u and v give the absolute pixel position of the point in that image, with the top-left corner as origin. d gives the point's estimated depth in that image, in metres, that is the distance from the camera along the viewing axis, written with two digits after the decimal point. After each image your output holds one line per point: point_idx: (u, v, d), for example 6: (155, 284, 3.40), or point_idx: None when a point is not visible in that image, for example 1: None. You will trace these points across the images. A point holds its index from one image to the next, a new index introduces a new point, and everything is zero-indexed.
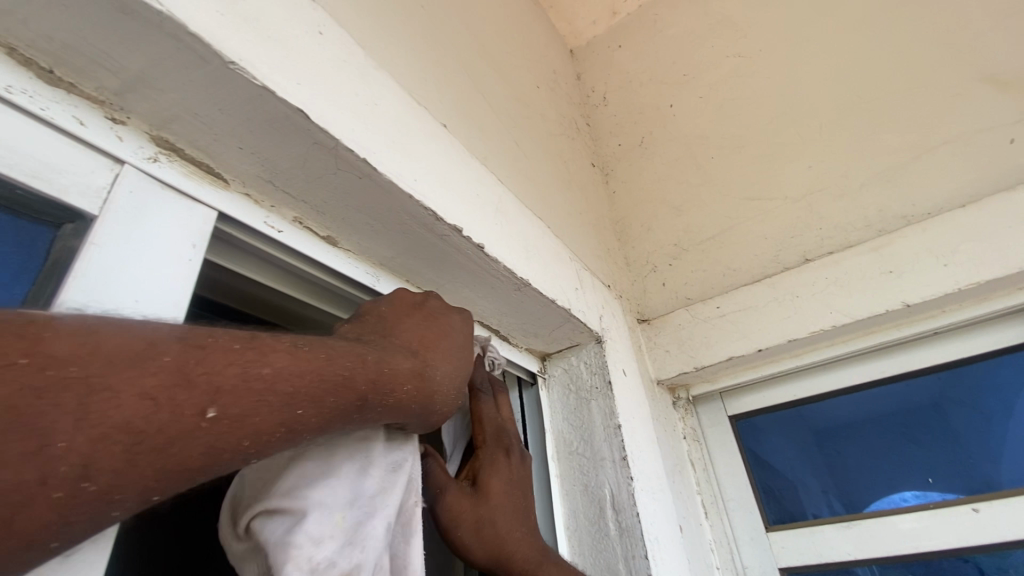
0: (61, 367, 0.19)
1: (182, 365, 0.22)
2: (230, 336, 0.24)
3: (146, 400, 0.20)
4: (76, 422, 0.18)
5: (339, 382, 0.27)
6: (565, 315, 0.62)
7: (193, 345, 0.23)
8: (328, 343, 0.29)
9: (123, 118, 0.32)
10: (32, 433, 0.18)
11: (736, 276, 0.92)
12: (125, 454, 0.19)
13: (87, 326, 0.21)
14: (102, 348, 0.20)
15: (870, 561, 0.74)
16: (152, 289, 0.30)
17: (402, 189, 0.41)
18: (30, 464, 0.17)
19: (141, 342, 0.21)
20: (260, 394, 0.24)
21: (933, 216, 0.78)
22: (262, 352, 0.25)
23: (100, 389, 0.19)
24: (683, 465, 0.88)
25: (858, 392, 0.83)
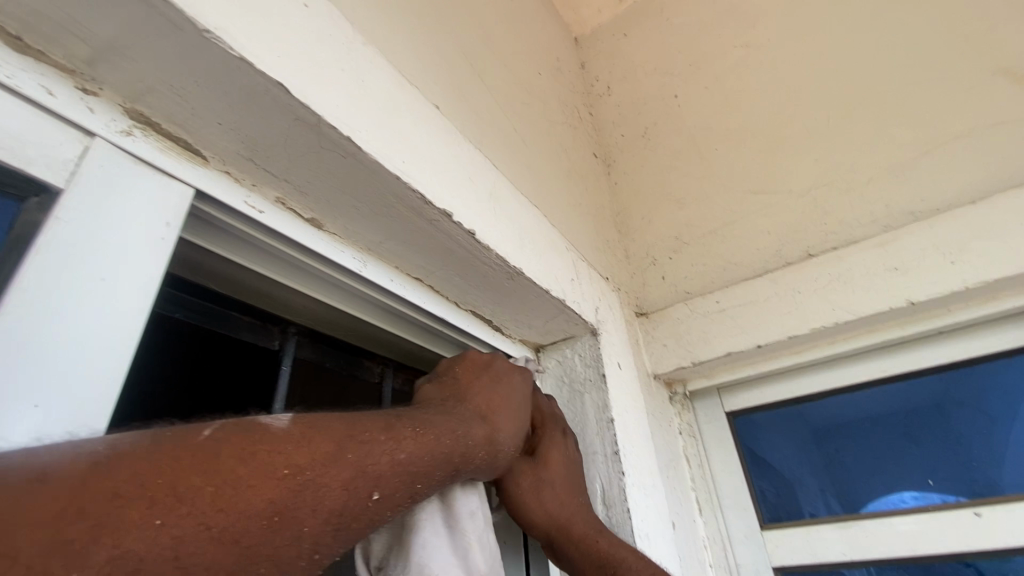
0: (287, 467, 0.28)
1: (357, 458, 0.31)
2: (374, 427, 0.34)
3: (342, 489, 0.29)
4: (308, 512, 0.27)
5: (443, 457, 0.37)
6: (559, 306, 0.61)
7: (359, 440, 0.32)
8: (431, 423, 0.38)
9: (95, 89, 0.31)
10: (270, 523, 0.25)
11: (737, 271, 0.90)
12: (334, 530, 0.28)
13: (280, 433, 0.29)
14: (303, 447, 0.29)
15: (867, 562, 0.73)
16: (94, 320, 0.27)
17: (390, 171, 0.39)
18: (282, 545, 0.26)
19: (330, 445, 0.30)
20: (401, 474, 0.33)
21: (941, 213, 0.76)
22: (397, 440, 0.34)
23: (319, 483, 0.28)
24: (678, 461, 0.87)
25: (858, 391, 0.81)
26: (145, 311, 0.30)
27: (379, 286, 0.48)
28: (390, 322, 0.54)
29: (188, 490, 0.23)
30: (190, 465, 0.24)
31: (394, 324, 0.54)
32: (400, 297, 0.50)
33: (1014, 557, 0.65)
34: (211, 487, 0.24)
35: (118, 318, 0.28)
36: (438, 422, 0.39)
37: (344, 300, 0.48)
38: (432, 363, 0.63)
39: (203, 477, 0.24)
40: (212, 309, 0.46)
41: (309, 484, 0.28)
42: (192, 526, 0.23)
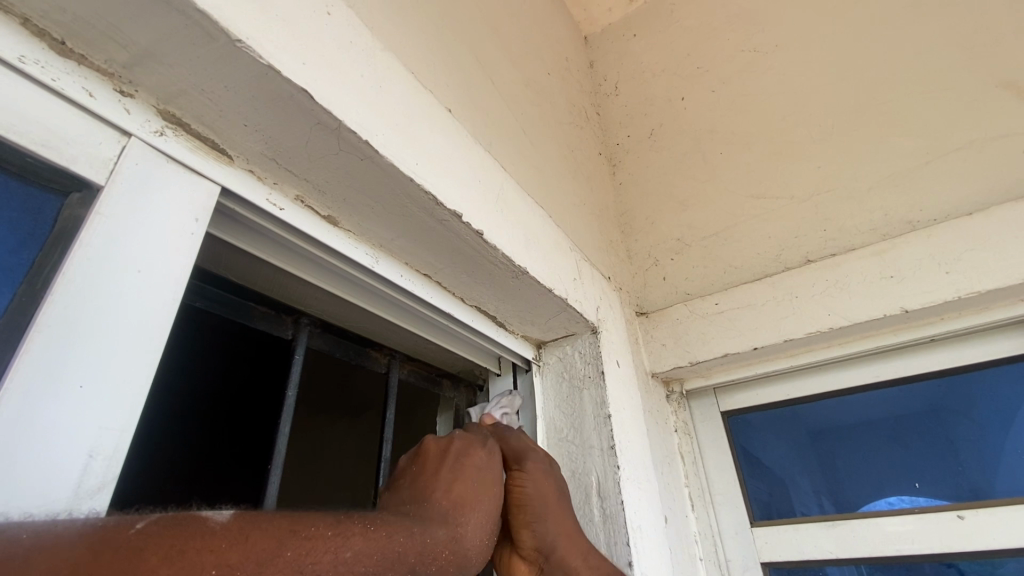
0: (215, 566, 0.25)
1: (297, 559, 0.28)
2: (322, 522, 0.31)
3: None
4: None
5: (399, 554, 0.34)
6: (562, 305, 0.63)
7: (303, 537, 0.29)
8: (388, 520, 0.36)
9: (131, 91, 0.33)
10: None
11: (736, 274, 0.92)
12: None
13: (216, 529, 0.26)
14: (239, 546, 0.26)
15: (858, 561, 0.75)
16: (129, 314, 0.29)
17: (404, 173, 0.41)
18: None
19: (269, 541, 0.28)
20: (345, 574, 0.30)
21: (937, 223, 0.77)
22: (344, 537, 0.31)
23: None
24: (673, 458, 0.89)
25: (850, 394, 0.83)
26: (177, 301, 0.32)
27: (389, 282, 0.50)
28: (398, 316, 0.56)
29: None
30: (103, 562, 0.22)
31: (402, 317, 0.57)
32: (409, 292, 0.52)
33: (996, 561, 0.67)
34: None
35: (154, 307, 0.30)
36: (397, 520, 0.37)
37: (354, 292, 0.51)
38: (436, 354, 0.66)
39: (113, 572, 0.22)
40: (231, 299, 0.49)
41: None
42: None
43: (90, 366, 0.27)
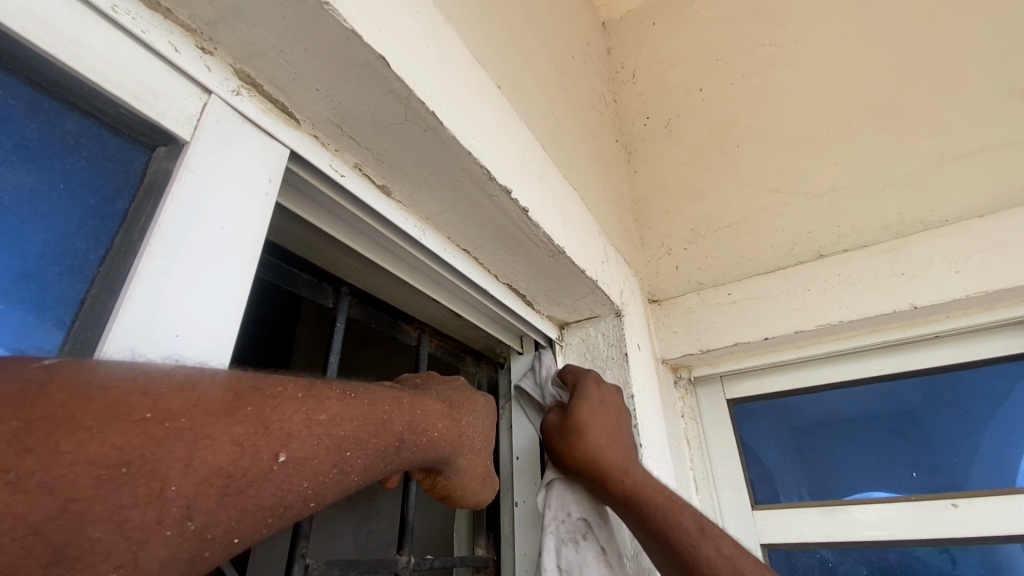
0: (151, 411, 0.22)
1: (260, 414, 0.26)
2: (292, 385, 0.29)
3: (233, 445, 0.24)
4: (177, 467, 0.22)
5: (381, 423, 0.33)
6: (591, 286, 0.64)
7: (268, 394, 0.27)
8: (369, 390, 0.34)
9: (211, 49, 0.33)
10: (106, 480, 0.20)
11: (750, 266, 0.94)
12: (215, 496, 0.23)
13: (160, 375, 0.23)
14: (189, 393, 0.23)
15: (824, 546, 0.80)
16: (218, 262, 0.30)
17: (463, 145, 0.42)
18: (128, 507, 0.20)
19: (223, 392, 0.25)
20: (319, 436, 0.28)
21: (950, 224, 0.80)
22: (319, 399, 0.29)
23: (195, 435, 0.23)
24: (679, 441, 0.91)
25: (855, 386, 0.86)
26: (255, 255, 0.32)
27: (434, 255, 0.51)
28: (435, 289, 0.57)
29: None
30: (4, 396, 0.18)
31: (439, 290, 0.57)
32: (451, 266, 0.53)
33: (987, 547, 0.71)
34: (25, 430, 0.18)
35: (236, 259, 0.31)
36: (380, 390, 0.35)
37: (397, 262, 0.51)
38: (463, 329, 0.67)
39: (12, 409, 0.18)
40: (277, 264, 0.49)
41: (183, 434, 0.22)
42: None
43: (187, 312, 0.27)
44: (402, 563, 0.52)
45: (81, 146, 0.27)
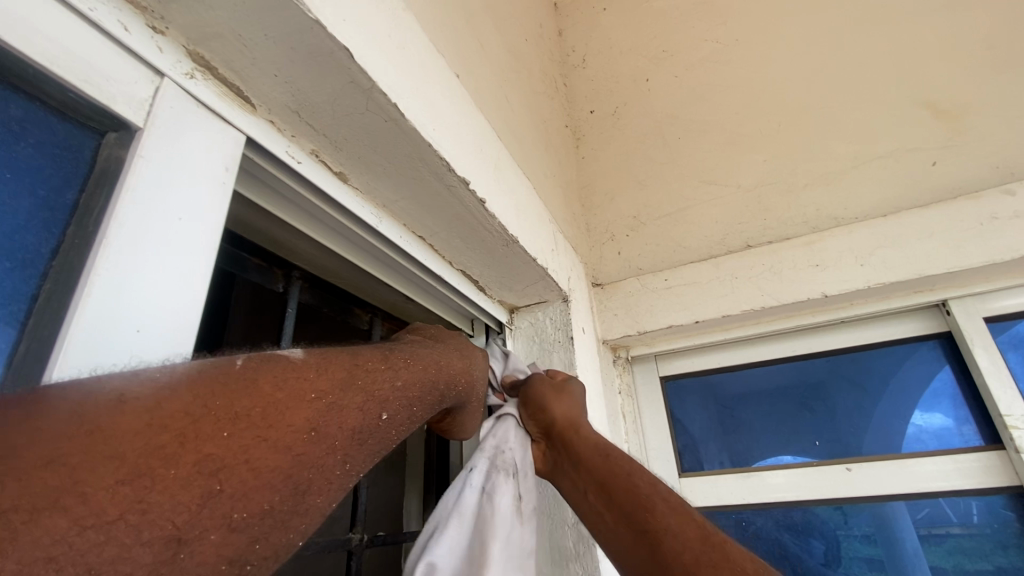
0: (313, 393, 0.30)
1: (365, 386, 0.34)
2: (372, 357, 0.37)
3: (356, 410, 0.32)
4: (334, 429, 0.30)
5: (429, 386, 0.42)
6: (542, 273, 0.67)
7: (366, 368, 0.35)
8: (420, 356, 0.43)
9: (163, 28, 0.31)
10: (307, 441, 0.28)
11: (686, 254, 1.00)
12: (357, 446, 0.32)
13: (300, 361, 0.31)
14: (325, 375, 0.31)
15: (732, 509, 0.90)
16: (191, 263, 0.30)
17: (424, 138, 0.42)
18: (320, 458, 0.29)
19: (342, 371, 0.33)
20: (400, 398, 0.37)
21: (858, 222, 0.89)
22: (393, 370, 0.38)
23: (339, 406, 0.31)
24: (617, 416, 0.98)
25: (771, 365, 0.96)
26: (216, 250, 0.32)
27: (389, 241, 0.51)
28: (388, 274, 0.57)
29: (243, 413, 0.26)
30: (238, 390, 0.26)
31: (394, 277, 0.58)
32: (406, 252, 0.53)
33: (872, 504, 0.82)
34: (260, 412, 0.27)
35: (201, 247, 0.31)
36: (425, 354, 0.44)
37: (352, 250, 0.51)
38: (415, 312, 0.67)
39: (249, 399, 0.26)
40: (226, 249, 0.48)
41: (333, 406, 0.30)
42: (253, 439, 0.26)
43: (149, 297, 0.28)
44: (355, 542, 0.54)
45: (27, 133, 0.26)
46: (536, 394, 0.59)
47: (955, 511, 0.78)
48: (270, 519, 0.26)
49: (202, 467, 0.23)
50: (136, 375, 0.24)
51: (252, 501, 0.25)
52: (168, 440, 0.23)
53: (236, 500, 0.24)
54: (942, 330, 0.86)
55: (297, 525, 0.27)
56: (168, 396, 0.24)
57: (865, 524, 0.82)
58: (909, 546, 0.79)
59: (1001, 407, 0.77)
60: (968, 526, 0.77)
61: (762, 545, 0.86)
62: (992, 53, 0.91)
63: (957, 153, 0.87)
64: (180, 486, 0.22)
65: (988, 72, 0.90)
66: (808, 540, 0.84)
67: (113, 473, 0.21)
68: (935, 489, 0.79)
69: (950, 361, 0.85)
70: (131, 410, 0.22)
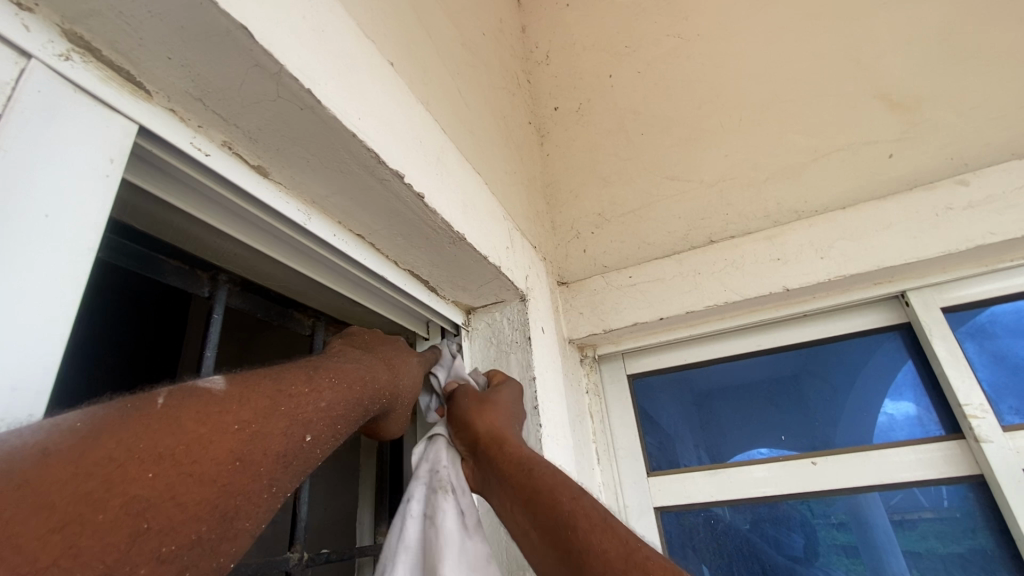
0: (236, 424, 0.32)
1: (289, 409, 0.36)
2: (298, 378, 0.39)
3: (281, 434, 0.34)
4: (260, 455, 0.32)
5: (361, 401, 0.44)
6: (495, 272, 0.65)
7: (291, 392, 0.37)
8: (349, 369, 0.44)
9: (30, 5, 0.28)
10: (233, 470, 0.30)
11: (649, 250, 0.99)
12: (282, 468, 0.34)
13: (221, 394, 0.33)
14: (246, 405, 0.33)
15: (700, 506, 0.88)
16: (63, 271, 0.27)
17: (347, 127, 0.39)
18: (246, 485, 0.31)
19: (265, 399, 0.35)
20: (327, 417, 0.39)
21: (818, 214, 0.89)
22: (320, 390, 0.39)
23: (261, 433, 0.33)
24: (584, 416, 0.96)
25: (737, 361, 0.95)
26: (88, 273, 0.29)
27: (322, 241, 0.48)
28: (325, 276, 0.53)
29: (167, 452, 0.28)
30: (160, 431, 0.28)
31: (333, 279, 0.54)
32: (343, 253, 0.50)
33: (839, 497, 0.81)
34: (183, 450, 0.29)
35: (74, 272, 0.28)
36: (354, 367, 0.45)
37: (282, 251, 0.48)
38: (362, 316, 0.64)
39: (173, 438, 0.28)
40: (139, 252, 0.44)
41: (255, 436, 0.33)
42: (178, 475, 0.28)
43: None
44: (292, 562, 0.51)
45: None
46: (462, 410, 0.59)
47: (925, 495, 0.77)
48: (198, 547, 0.28)
49: (129, 509, 0.25)
50: (56, 424, 0.25)
51: (180, 534, 0.27)
52: (94, 486, 0.25)
53: (165, 534, 0.26)
54: (901, 322, 0.86)
55: (228, 549, 0.29)
56: (92, 443, 0.26)
57: (832, 514, 0.81)
58: (882, 534, 0.78)
59: (959, 397, 0.77)
60: (937, 510, 0.76)
61: (731, 542, 0.85)
62: (944, 45, 0.92)
63: (912, 145, 0.87)
64: (108, 530, 0.24)
65: (942, 64, 0.90)
66: (787, 532, 0.83)
67: (44, 522, 0.22)
68: (908, 475, 0.78)
69: (910, 352, 0.85)
70: (52, 460, 0.24)
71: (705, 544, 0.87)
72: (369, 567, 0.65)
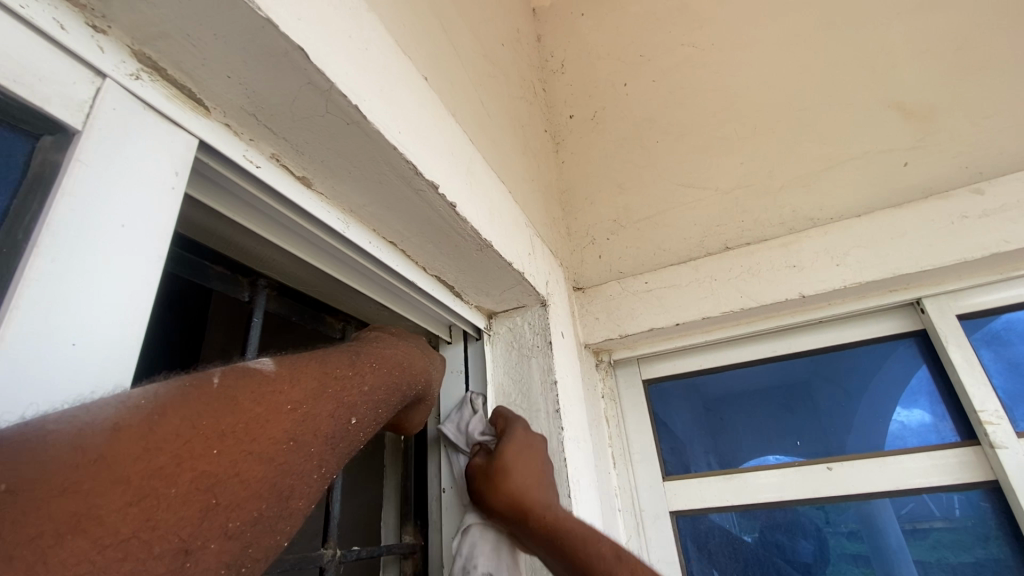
0: (290, 404, 0.32)
1: (334, 393, 0.37)
2: (339, 363, 0.40)
3: (328, 416, 0.35)
4: (311, 436, 0.33)
5: (395, 388, 0.45)
6: (518, 278, 0.66)
7: (334, 376, 0.38)
8: (384, 357, 0.45)
9: (104, 27, 0.30)
10: (289, 450, 0.31)
11: (664, 257, 1.00)
12: (330, 450, 0.35)
13: (272, 375, 0.33)
14: (297, 387, 0.34)
15: (715, 510, 0.89)
16: (136, 276, 0.29)
17: (388, 140, 0.41)
18: (300, 465, 0.31)
19: (312, 381, 0.35)
20: (366, 401, 0.40)
21: (833, 222, 0.90)
22: (359, 376, 0.40)
23: (312, 414, 0.33)
24: (600, 420, 0.97)
25: (752, 367, 0.96)
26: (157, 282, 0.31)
27: (358, 248, 0.49)
28: (358, 280, 0.55)
29: (229, 430, 0.28)
30: (220, 408, 0.28)
31: (365, 284, 0.56)
32: (377, 258, 0.52)
33: (854, 503, 0.82)
34: (243, 428, 0.29)
35: (146, 276, 0.30)
36: (388, 354, 0.46)
37: (320, 257, 0.50)
38: (389, 320, 0.66)
39: (233, 416, 0.29)
40: (187, 257, 0.46)
41: (307, 415, 0.33)
42: (240, 453, 0.28)
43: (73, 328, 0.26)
44: (326, 558, 0.52)
45: None
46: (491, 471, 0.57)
47: (937, 505, 0.78)
48: (260, 524, 0.28)
49: (198, 484, 0.25)
50: (123, 402, 0.25)
51: (245, 510, 0.27)
52: (165, 461, 0.25)
53: (231, 509, 0.27)
54: (916, 328, 0.87)
55: (284, 527, 0.30)
56: (160, 419, 0.26)
57: (842, 523, 0.82)
58: (893, 541, 0.79)
59: (975, 403, 0.78)
60: (950, 520, 0.77)
61: (746, 547, 0.86)
62: (958, 55, 0.93)
63: (927, 154, 0.88)
64: (181, 503, 0.24)
65: (957, 74, 0.91)
66: (800, 539, 0.83)
67: (121, 495, 0.23)
68: (917, 482, 0.79)
69: (925, 359, 0.86)
70: (124, 436, 0.24)
71: (720, 549, 0.87)
72: (395, 565, 0.66)
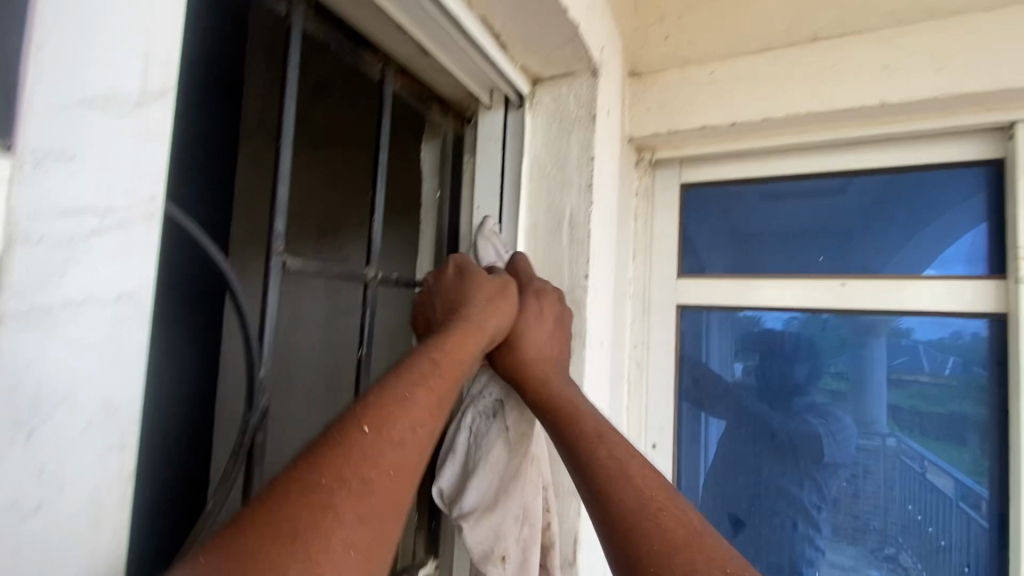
0: (365, 438, 0.36)
1: (406, 403, 0.40)
2: (405, 373, 0.43)
3: (405, 426, 0.39)
4: (394, 450, 0.37)
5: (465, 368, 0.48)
6: (571, 34, 0.60)
7: (403, 385, 0.41)
8: (447, 348, 0.48)
9: None
10: (366, 471, 0.34)
11: (739, 44, 0.88)
12: (417, 455, 0.39)
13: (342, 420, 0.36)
14: (371, 419, 0.37)
15: (715, 308, 0.97)
16: None
17: None
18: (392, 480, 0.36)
19: (383, 401, 0.39)
20: (440, 395, 0.44)
21: (953, 16, 0.75)
22: (429, 373, 0.44)
23: (388, 436, 0.37)
24: (628, 216, 0.99)
25: (798, 180, 0.92)
26: None
27: None
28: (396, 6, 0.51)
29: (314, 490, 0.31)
30: (301, 477, 0.32)
31: (405, 12, 0.52)
32: None
33: (854, 318, 0.87)
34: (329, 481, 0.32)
35: None
36: (454, 342, 0.50)
37: None
38: (430, 69, 0.63)
39: (313, 479, 0.32)
40: None
41: (384, 438, 0.37)
42: (332, 503, 0.32)
43: (107, 65, 0.24)
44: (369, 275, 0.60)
45: None
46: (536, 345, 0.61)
47: (929, 360, 0.83)
48: (373, 538, 0.33)
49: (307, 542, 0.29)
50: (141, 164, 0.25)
51: (352, 543, 0.31)
52: (272, 541, 0.29)
53: (342, 544, 0.31)
54: (994, 157, 0.79)
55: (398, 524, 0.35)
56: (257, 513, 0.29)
57: (835, 369, 0.89)
58: (876, 381, 0.86)
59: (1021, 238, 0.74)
60: (936, 376, 0.82)
61: (740, 387, 0.96)
62: None
63: None
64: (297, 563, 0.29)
65: None
66: (793, 362, 0.92)
67: None
68: (910, 337, 0.83)
69: (988, 188, 0.81)
70: None
71: (713, 370, 0.98)
72: None
